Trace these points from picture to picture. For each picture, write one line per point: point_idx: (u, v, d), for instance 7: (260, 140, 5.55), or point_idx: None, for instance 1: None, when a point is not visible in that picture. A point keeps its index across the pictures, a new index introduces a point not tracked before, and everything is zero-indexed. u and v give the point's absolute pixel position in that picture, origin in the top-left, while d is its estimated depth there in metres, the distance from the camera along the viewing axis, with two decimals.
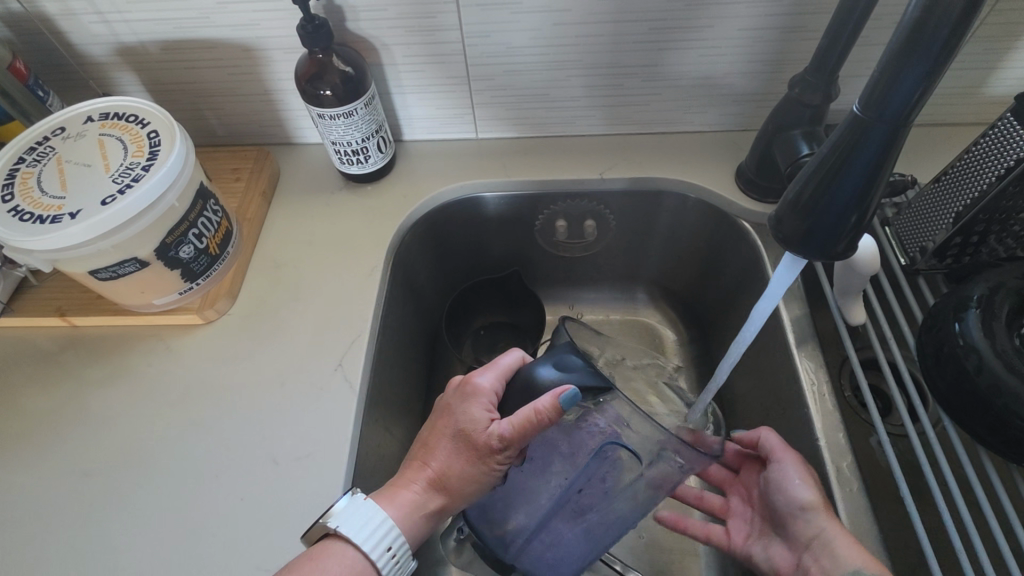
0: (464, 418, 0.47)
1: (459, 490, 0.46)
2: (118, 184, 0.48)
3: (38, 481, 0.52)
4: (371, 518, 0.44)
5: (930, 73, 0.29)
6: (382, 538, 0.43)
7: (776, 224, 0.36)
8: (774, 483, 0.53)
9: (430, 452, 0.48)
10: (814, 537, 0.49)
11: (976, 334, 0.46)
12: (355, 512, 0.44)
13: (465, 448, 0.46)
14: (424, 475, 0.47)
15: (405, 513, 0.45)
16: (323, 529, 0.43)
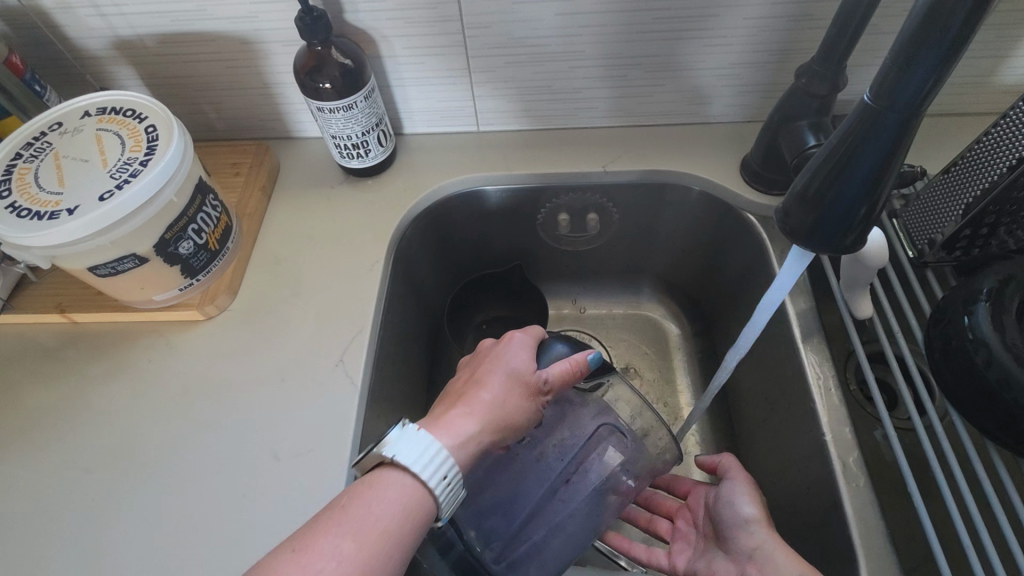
0: (512, 357, 0.48)
1: (512, 422, 0.45)
2: (116, 179, 0.48)
3: (39, 477, 0.52)
4: (430, 446, 0.39)
5: (943, 60, 0.28)
6: (439, 467, 0.39)
7: (783, 217, 0.36)
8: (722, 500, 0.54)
9: (478, 387, 0.46)
10: (755, 550, 0.49)
11: (985, 327, 0.45)
12: (412, 439, 0.39)
13: (517, 382, 0.47)
14: (478, 405, 0.44)
15: (468, 439, 0.42)
16: (377, 456, 0.39)
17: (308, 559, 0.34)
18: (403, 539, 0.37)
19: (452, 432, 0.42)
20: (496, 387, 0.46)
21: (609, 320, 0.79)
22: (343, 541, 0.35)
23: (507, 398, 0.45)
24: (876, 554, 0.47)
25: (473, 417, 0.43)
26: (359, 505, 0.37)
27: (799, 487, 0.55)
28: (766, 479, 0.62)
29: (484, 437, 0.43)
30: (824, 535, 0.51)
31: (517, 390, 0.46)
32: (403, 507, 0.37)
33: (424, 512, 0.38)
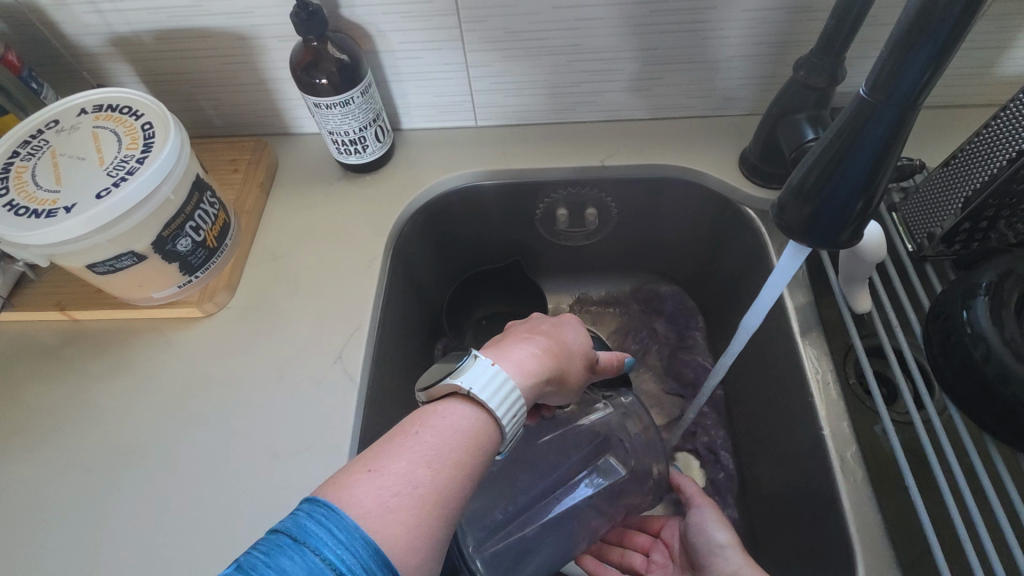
0: (569, 321, 0.50)
1: (566, 375, 0.46)
2: (113, 176, 0.48)
3: (42, 474, 0.52)
4: (501, 379, 0.39)
5: (939, 54, 0.28)
6: (510, 404, 0.39)
7: (780, 212, 0.35)
8: (695, 527, 0.57)
9: (542, 334, 0.46)
10: (732, 574, 0.51)
11: (984, 322, 0.45)
12: (482, 370, 0.39)
13: (574, 342, 0.48)
14: (542, 350, 0.44)
15: (536, 373, 0.42)
16: (448, 385, 0.38)
17: (386, 479, 0.33)
18: (473, 469, 0.36)
19: (523, 365, 0.41)
20: (558, 340, 0.47)
21: (608, 314, 0.79)
22: (418, 468, 0.34)
23: (567, 352, 0.46)
24: (871, 549, 0.47)
25: (540, 358, 0.43)
26: (429, 433, 0.36)
27: (798, 483, 0.55)
28: (764, 473, 0.62)
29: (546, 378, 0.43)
30: (821, 530, 0.52)
31: (574, 349, 0.48)
32: (472, 437, 0.37)
33: (491, 443, 0.38)
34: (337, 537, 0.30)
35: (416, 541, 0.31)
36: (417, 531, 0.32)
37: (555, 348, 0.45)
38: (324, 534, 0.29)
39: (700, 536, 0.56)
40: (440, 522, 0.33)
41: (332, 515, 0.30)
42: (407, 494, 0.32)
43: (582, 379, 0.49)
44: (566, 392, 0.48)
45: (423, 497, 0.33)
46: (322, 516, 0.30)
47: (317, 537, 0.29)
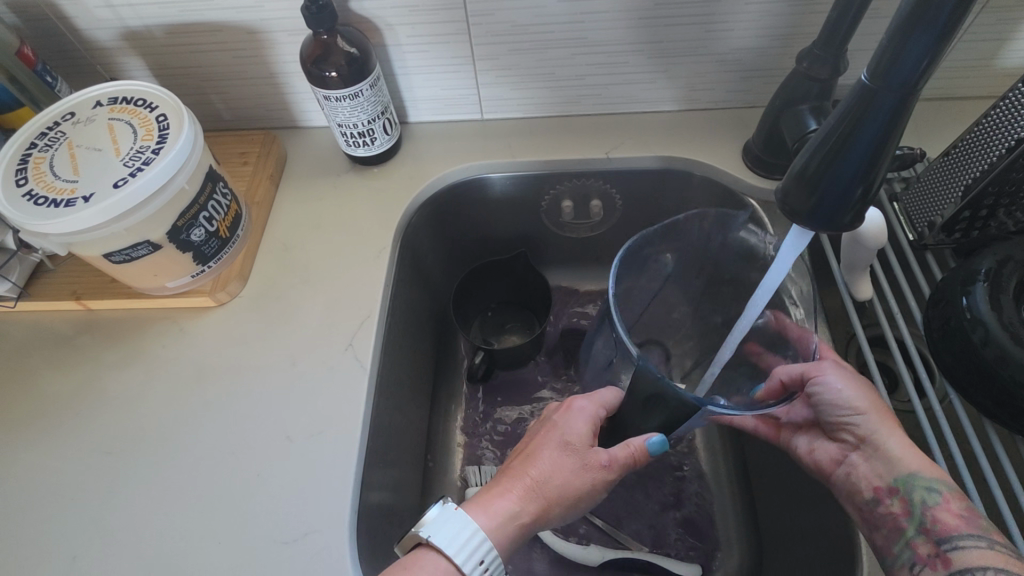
0: (569, 428, 0.51)
1: (556, 496, 0.47)
2: (129, 167, 0.49)
3: (60, 458, 0.54)
4: (465, 530, 0.43)
5: (937, 41, 0.28)
6: (473, 552, 0.43)
7: (782, 197, 0.36)
8: (818, 399, 0.51)
9: (531, 461, 0.49)
10: (868, 439, 0.49)
11: (983, 307, 0.46)
12: (446, 523, 0.44)
13: (570, 455, 0.49)
14: (519, 481, 0.48)
15: (507, 517, 0.45)
16: (417, 540, 0.44)
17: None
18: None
19: (491, 509, 0.46)
20: (542, 462, 0.49)
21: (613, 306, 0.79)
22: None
23: (553, 475, 0.48)
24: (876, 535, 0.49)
25: (511, 494, 0.47)
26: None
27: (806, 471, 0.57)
28: (769, 460, 0.63)
29: (524, 516, 0.46)
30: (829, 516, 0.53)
31: (568, 466, 0.48)
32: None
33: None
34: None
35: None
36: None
37: (538, 475, 0.48)
38: None
39: (826, 405, 0.51)
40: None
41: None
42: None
43: (589, 490, 0.48)
44: (575, 507, 0.49)
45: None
46: None
47: None
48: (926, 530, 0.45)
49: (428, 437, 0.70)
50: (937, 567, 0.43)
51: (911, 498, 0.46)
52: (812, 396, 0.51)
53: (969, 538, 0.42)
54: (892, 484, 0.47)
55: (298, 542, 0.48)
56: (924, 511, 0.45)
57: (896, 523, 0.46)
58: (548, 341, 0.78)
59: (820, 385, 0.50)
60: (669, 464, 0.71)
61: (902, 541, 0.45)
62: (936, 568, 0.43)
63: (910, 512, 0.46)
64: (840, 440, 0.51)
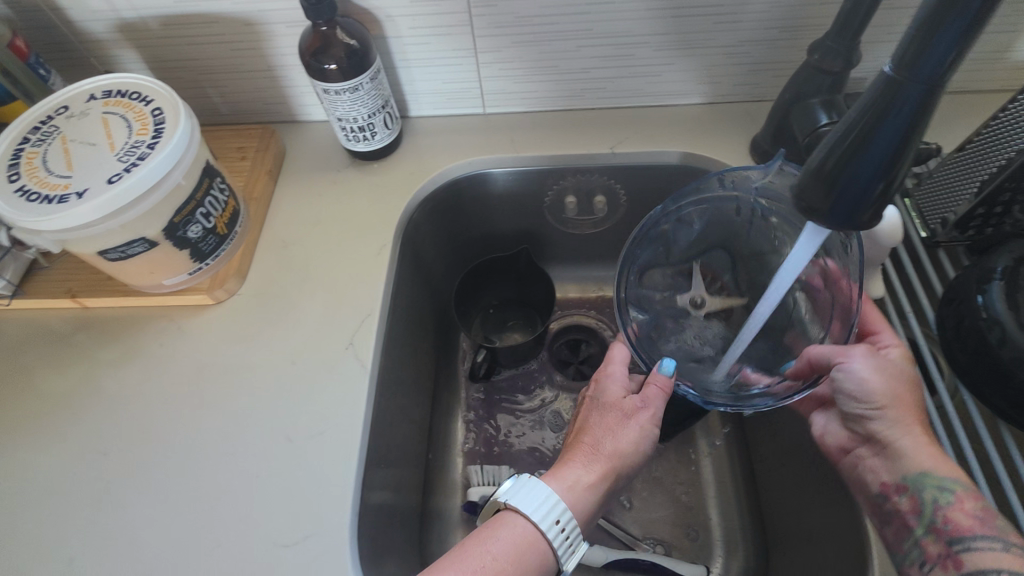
0: (605, 392, 0.53)
1: (615, 451, 0.48)
2: (124, 162, 0.48)
3: (57, 459, 0.53)
4: (540, 491, 0.44)
5: (968, 30, 0.27)
6: (550, 512, 0.43)
7: (800, 193, 0.35)
8: (837, 387, 0.47)
9: (583, 435, 0.51)
10: (879, 432, 0.45)
11: (999, 306, 0.45)
12: (523, 488, 0.44)
13: (615, 416, 0.50)
14: (579, 453, 0.49)
15: (575, 482, 0.46)
16: (497, 504, 0.45)
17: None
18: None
19: (559, 479, 0.46)
20: (595, 432, 0.50)
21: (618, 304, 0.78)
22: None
23: (606, 437, 0.49)
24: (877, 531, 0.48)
25: (573, 465, 0.47)
26: (476, 545, 0.41)
27: (810, 470, 0.57)
28: (776, 458, 0.62)
29: (592, 478, 0.46)
30: (834, 514, 0.53)
31: (615, 423, 0.50)
32: (517, 548, 0.41)
33: (541, 559, 0.42)
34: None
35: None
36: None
37: (591, 443, 0.49)
38: None
39: (843, 395, 0.47)
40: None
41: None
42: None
43: (643, 434, 0.49)
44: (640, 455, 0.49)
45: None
46: None
47: None
48: (936, 529, 0.42)
49: (430, 434, 0.69)
50: (946, 568, 0.40)
51: (921, 495, 0.43)
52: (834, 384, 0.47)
53: (982, 540, 0.40)
54: (902, 481, 0.44)
55: (297, 545, 0.47)
56: (935, 510, 0.42)
57: (905, 521, 0.44)
58: (552, 339, 0.77)
59: (843, 373, 0.46)
60: (674, 462, 0.70)
61: (912, 538, 0.43)
62: (946, 569, 0.40)
63: (920, 511, 0.43)
64: (853, 430, 0.48)
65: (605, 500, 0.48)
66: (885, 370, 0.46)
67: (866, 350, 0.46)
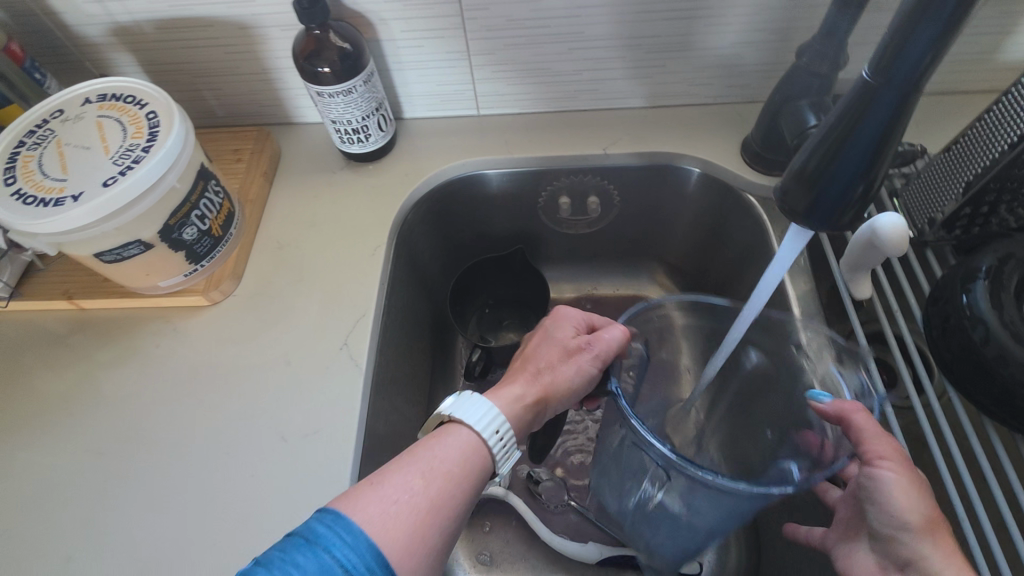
0: (557, 328, 0.52)
1: (554, 382, 0.48)
2: (119, 165, 0.48)
3: (55, 459, 0.53)
4: (483, 404, 0.43)
5: (941, 36, 0.28)
6: (492, 422, 0.42)
7: (781, 195, 0.36)
8: (867, 495, 0.40)
9: (525, 361, 0.50)
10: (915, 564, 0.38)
11: (983, 305, 0.46)
12: (467, 402, 0.44)
13: (560, 350, 0.50)
14: (519, 375, 0.48)
15: (514, 399, 0.46)
16: (440, 418, 0.43)
17: (386, 489, 0.37)
18: (464, 481, 0.39)
19: (499, 395, 0.46)
20: (536, 362, 0.50)
21: (612, 304, 0.79)
22: (413, 478, 0.38)
23: (546, 368, 0.49)
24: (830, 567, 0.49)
25: (512, 386, 0.47)
26: (425, 450, 0.40)
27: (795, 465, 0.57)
28: None
29: (528, 397, 0.46)
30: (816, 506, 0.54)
31: (557, 357, 0.50)
32: (463, 453, 0.41)
33: (483, 464, 0.41)
34: (345, 539, 0.33)
35: (412, 546, 0.35)
36: (411, 538, 0.35)
37: (534, 368, 0.49)
38: (332, 535, 0.33)
39: (873, 505, 0.40)
40: (433, 529, 0.36)
41: (340, 520, 0.34)
42: (405, 501, 0.36)
43: (585, 374, 0.49)
44: (578, 392, 0.49)
45: (421, 503, 0.37)
46: (330, 520, 0.34)
47: (326, 538, 0.33)
48: None
49: None
50: None
51: None
52: (863, 490, 0.41)
53: None
54: None
55: None
56: None
57: None
58: None
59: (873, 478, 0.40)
60: None
61: None
62: None
63: None
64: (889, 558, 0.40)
65: (533, 424, 0.47)
66: (918, 484, 0.39)
67: (904, 457, 0.40)
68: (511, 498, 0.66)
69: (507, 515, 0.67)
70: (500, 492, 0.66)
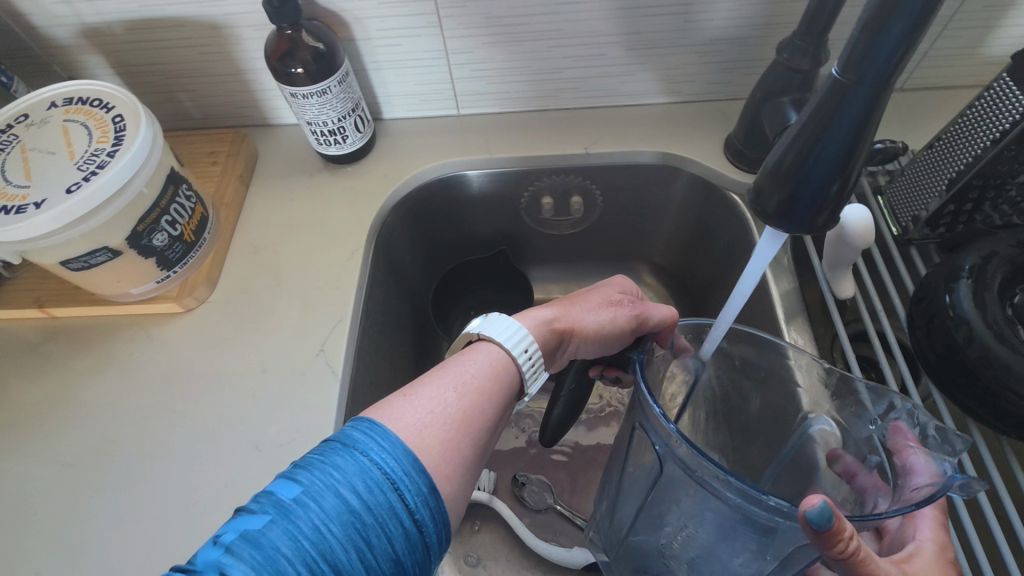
0: (606, 284, 0.50)
1: (586, 320, 0.45)
2: (83, 171, 0.47)
3: (24, 472, 0.52)
4: (510, 323, 0.42)
5: (911, 32, 0.27)
6: (521, 339, 0.41)
7: (755, 194, 0.34)
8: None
9: (566, 296, 0.48)
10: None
11: (966, 304, 0.45)
12: (495, 321, 0.42)
13: (604, 298, 0.47)
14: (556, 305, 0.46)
15: (543, 318, 0.43)
16: (469, 336, 0.42)
17: (420, 400, 0.36)
18: (493, 398, 0.38)
19: (531, 313, 0.44)
20: (578, 300, 0.47)
21: None
22: (447, 391, 0.37)
23: (586, 308, 0.46)
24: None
25: (546, 312, 0.44)
26: (456, 365, 0.39)
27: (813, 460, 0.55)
28: None
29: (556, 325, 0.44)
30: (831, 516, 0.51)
31: (599, 302, 0.47)
32: (492, 369, 0.40)
33: (511, 381, 0.40)
34: (381, 444, 0.32)
35: (449, 453, 0.34)
36: (446, 447, 0.34)
37: (573, 301, 0.46)
38: (371, 441, 0.32)
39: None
40: (465, 441, 0.36)
41: (376, 428, 0.33)
42: (440, 412, 0.36)
43: (616, 328, 0.46)
44: (603, 343, 0.46)
45: (453, 415, 0.36)
46: (367, 428, 0.33)
47: (365, 443, 0.32)
48: None
49: None
50: None
51: None
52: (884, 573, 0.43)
53: None
54: None
55: None
56: None
57: None
58: None
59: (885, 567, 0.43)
60: None
61: None
62: None
63: None
64: None
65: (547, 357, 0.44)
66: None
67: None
68: (495, 504, 0.65)
69: (492, 520, 0.66)
70: (484, 497, 0.65)
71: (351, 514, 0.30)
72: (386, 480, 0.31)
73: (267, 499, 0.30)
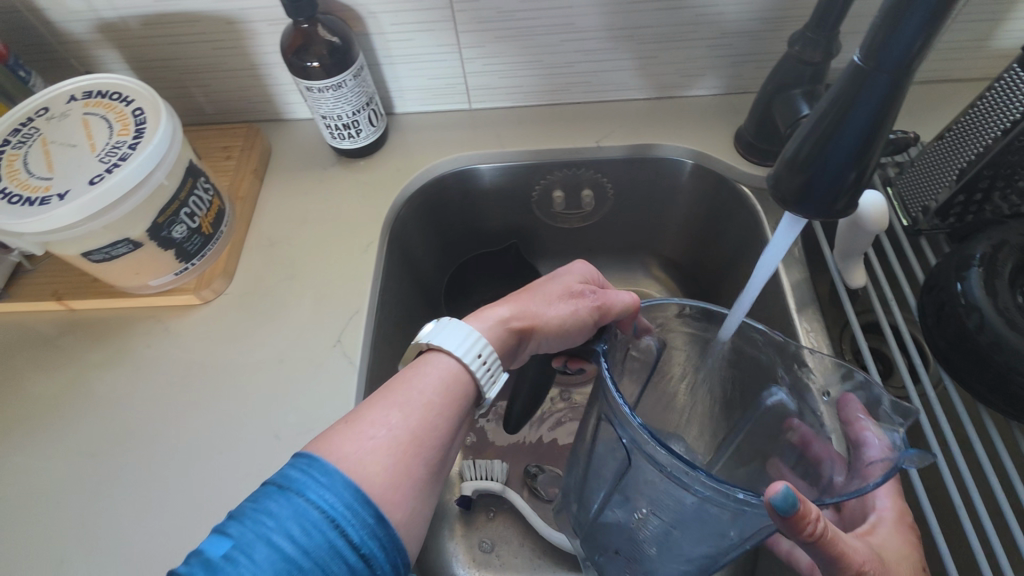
0: (566, 271, 0.50)
1: (545, 317, 0.46)
2: (105, 163, 0.47)
3: (46, 462, 0.53)
4: (461, 330, 0.42)
5: (932, 20, 0.28)
6: (472, 346, 0.41)
7: (773, 181, 0.35)
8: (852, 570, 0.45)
9: (524, 290, 0.48)
10: None
11: (978, 292, 0.45)
12: (446, 329, 0.42)
13: (563, 291, 0.47)
14: (513, 302, 0.46)
15: (497, 320, 0.44)
16: (419, 346, 0.42)
17: (361, 428, 0.36)
18: (443, 412, 0.39)
19: (485, 315, 0.44)
20: (534, 294, 0.47)
21: None
22: (391, 414, 0.37)
23: (543, 303, 0.46)
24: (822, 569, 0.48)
25: (502, 312, 0.45)
26: (403, 384, 0.39)
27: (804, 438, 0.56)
28: None
29: (513, 324, 0.44)
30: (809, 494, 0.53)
31: (557, 296, 0.47)
32: (443, 382, 0.40)
33: (466, 391, 0.40)
34: (318, 481, 0.32)
35: (395, 479, 0.34)
36: (393, 472, 0.34)
37: (530, 297, 0.47)
38: (307, 480, 0.32)
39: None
40: (418, 460, 0.36)
41: (313, 463, 0.33)
42: (383, 439, 0.35)
43: (577, 321, 0.46)
44: (565, 338, 0.46)
45: (399, 439, 0.36)
46: (304, 466, 0.33)
47: (300, 483, 0.32)
48: None
49: None
50: None
51: None
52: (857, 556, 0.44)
53: None
54: None
55: None
56: None
57: None
58: None
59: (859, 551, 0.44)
60: None
61: None
62: None
63: None
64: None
65: (509, 355, 0.45)
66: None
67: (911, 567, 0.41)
68: (509, 494, 0.65)
69: (505, 509, 0.67)
70: (498, 488, 0.65)
71: (287, 560, 0.30)
72: (325, 518, 0.31)
73: (197, 558, 0.30)
